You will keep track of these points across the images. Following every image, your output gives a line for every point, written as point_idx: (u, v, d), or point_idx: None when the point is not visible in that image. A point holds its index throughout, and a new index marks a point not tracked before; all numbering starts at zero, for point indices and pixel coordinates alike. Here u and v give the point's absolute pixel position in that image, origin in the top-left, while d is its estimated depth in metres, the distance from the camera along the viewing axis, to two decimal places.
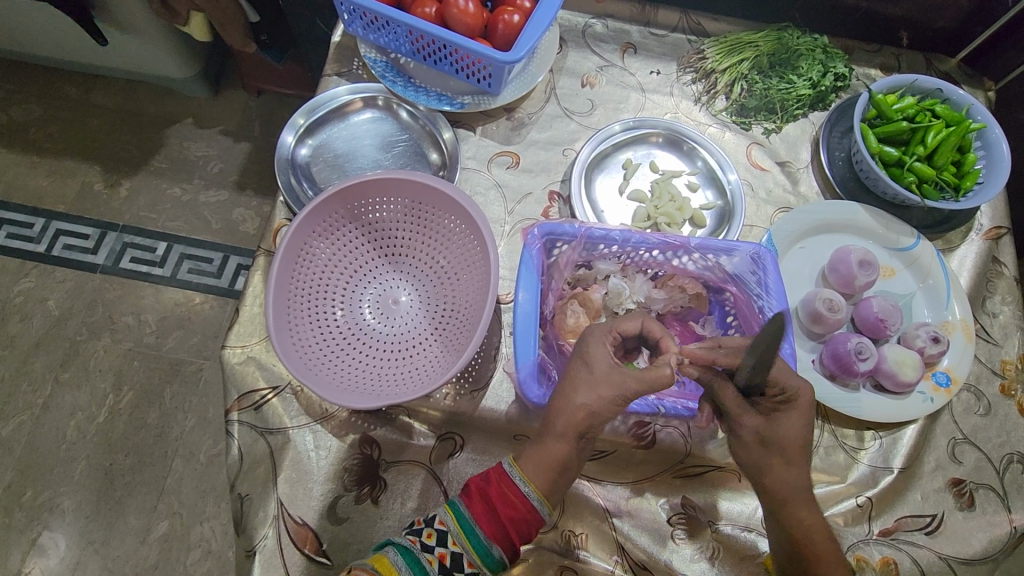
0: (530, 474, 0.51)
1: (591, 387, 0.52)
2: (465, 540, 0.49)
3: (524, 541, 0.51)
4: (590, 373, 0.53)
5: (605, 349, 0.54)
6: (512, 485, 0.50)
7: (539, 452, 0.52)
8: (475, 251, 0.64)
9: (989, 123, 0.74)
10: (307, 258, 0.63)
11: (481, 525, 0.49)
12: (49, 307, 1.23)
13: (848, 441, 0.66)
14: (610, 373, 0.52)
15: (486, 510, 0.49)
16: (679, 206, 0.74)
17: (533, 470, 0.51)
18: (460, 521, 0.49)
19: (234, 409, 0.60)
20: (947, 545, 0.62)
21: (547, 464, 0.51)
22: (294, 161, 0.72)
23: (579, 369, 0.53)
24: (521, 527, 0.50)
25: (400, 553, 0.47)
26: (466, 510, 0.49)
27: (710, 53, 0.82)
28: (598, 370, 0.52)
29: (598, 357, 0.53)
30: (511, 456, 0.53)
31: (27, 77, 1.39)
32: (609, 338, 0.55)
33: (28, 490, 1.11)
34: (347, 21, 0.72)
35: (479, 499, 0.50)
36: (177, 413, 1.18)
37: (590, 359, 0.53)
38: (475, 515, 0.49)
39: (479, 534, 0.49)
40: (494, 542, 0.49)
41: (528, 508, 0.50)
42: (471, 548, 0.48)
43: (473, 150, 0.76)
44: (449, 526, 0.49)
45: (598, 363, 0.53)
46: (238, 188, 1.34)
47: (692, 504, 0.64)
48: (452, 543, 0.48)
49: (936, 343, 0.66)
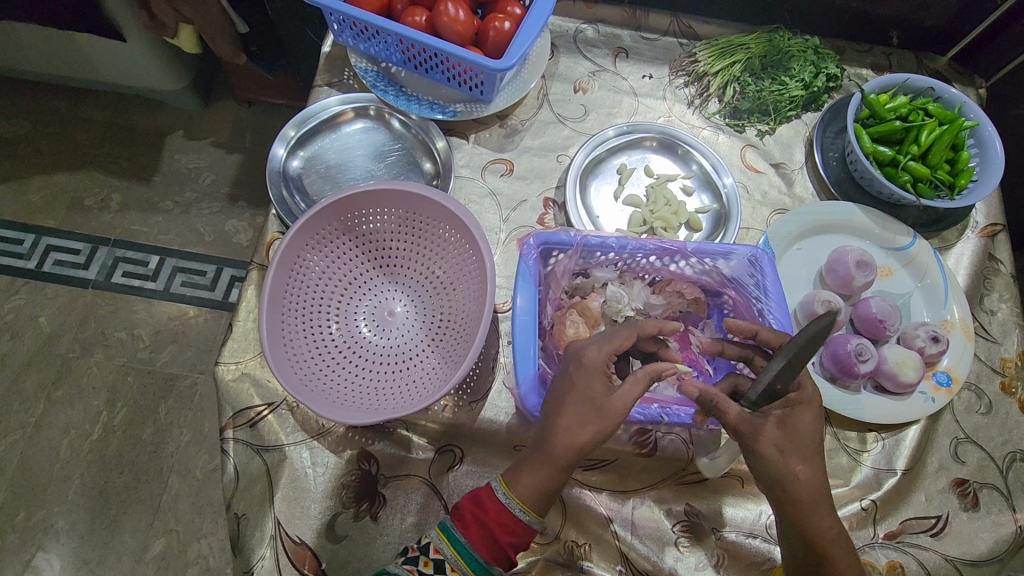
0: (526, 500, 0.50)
1: (592, 423, 0.50)
2: (463, 565, 0.48)
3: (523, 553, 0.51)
4: (594, 410, 0.50)
5: (602, 380, 0.51)
6: (510, 513, 0.49)
7: (534, 478, 0.50)
8: (470, 260, 0.63)
9: (981, 121, 0.75)
10: (300, 273, 0.62)
11: (479, 549, 0.49)
12: (40, 324, 1.21)
13: (850, 444, 0.66)
14: (613, 406, 0.50)
15: (483, 535, 0.49)
16: (674, 210, 0.74)
17: (525, 490, 0.50)
18: (456, 548, 0.49)
19: (229, 427, 0.59)
20: (953, 547, 0.62)
21: (536, 488, 0.50)
22: (287, 174, 0.71)
23: (585, 409, 0.50)
24: (519, 544, 0.50)
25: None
26: (462, 535, 0.49)
27: (702, 56, 0.82)
28: (603, 406, 0.50)
29: (599, 392, 0.51)
30: (500, 474, 0.52)
31: (14, 90, 1.38)
32: (606, 365, 0.52)
33: (21, 510, 1.10)
34: (337, 31, 0.72)
35: (473, 524, 0.50)
36: (173, 428, 1.17)
37: (594, 393, 0.51)
38: (472, 540, 0.49)
39: (478, 558, 0.48)
40: (493, 562, 0.49)
41: (526, 529, 0.50)
42: (470, 571, 0.48)
43: (466, 158, 0.76)
44: (445, 554, 0.49)
45: (596, 394, 0.51)
46: (231, 200, 1.34)
47: (695, 512, 0.63)
48: (451, 569, 0.48)
49: (936, 342, 0.66)
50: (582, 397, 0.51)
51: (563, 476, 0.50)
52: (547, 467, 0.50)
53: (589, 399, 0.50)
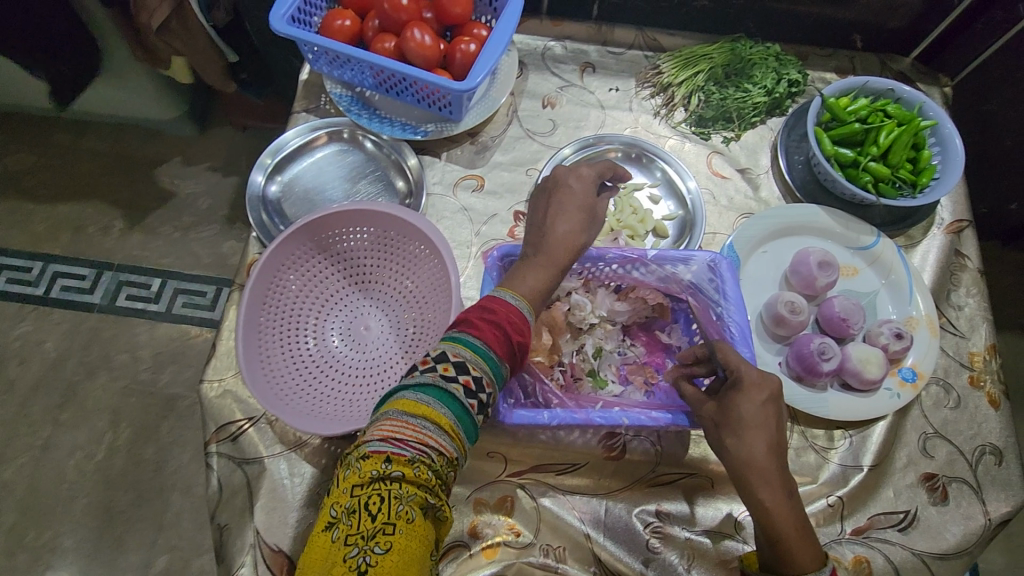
0: (523, 291, 0.54)
1: (581, 220, 0.58)
2: (482, 362, 0.46)
3: (518, 366, 0.52)
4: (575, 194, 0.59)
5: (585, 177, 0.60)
6: (518, 314, 0.51)
7: (533, 274, 0.55)
8: (439, 273, 0.66)
9: (940, 120, 0.76)
10: (277, 291, 0.65)
11: (494, 347, 0.48)
12: (48, 349, 1.26)
13: (817, 442, 0.67)
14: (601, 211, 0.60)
15: (496, 335, 0.49)
16: (640, 218, 0.76)
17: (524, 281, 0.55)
18: (473, 349, 0.47)
19: (213, 441, 0.62)
20: (921, 541, 0.63)
21: (539, 284, 0.55)
22: (266, 199, 0.74)
23: (576, 202, 0.58)
24: (521, 348, 0.51)
25: (421, 390, 0.43)
26: (479, 338, 0.48)
27: (666, 68, 0.85)
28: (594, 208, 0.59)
29: (592, 199, 0.59)
30: (497, 291, 0.53)
31: (20, 125, 1.44)
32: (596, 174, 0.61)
33: (31, 530, 1.14)
34: (311, 60, 0.75)
35: (487, 326, 0.49)
36: (175, 446, 1.20)
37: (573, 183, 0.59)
38: (490, 342, 0.48)
39: (494, 355, 0.48)
40: (504, 362, 0.49)
41: (529, 330, 0.52)
42: (489, 369, 0.47)
43: (438, 176, 0.79)
44: (464, 355, 0.46)
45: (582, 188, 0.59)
46: (228, 222, 1.38)
47: (666, 513, 0.65)
48: (472, 368, 0.45)
49: (899, 339, 0.67)
50: (577, 203, 0.58)
51: (558, 273, 0.57)
52: (549, 266, 0.56)
53: (584, 203, 0.59)
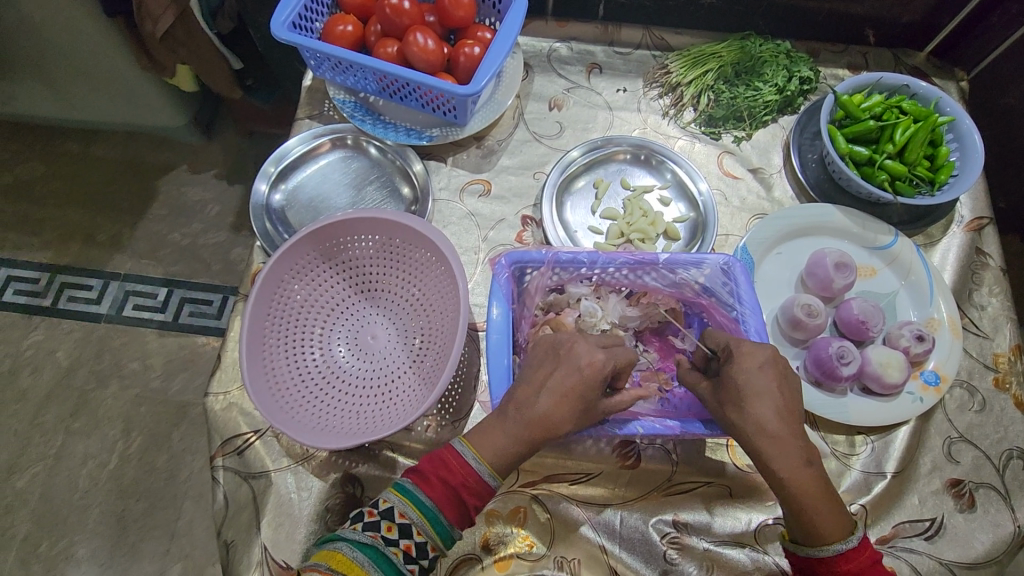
0: (484, 451, 0.50)
1: (564, 399, 0.51)
2: (430, 528, 0.47)
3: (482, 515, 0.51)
4: (576, 372, 0.51)
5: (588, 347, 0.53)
6: (478, 477, 0.49)
7: (499, 438, 0.50)
8: (446, 282, 0.64)
9: (957, 116, 0.74)
10: (281, 301, 0.64)
11: (446, 512, 0.48)
12: (58, 358, 1.26)
13: (839, 448, 0.65)
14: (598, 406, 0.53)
15: (450, 498, 0.48)
16: (651, 221, 0.75)
17: (486, 446, 0.50)
18: (425, 514, 0.47)
19: (219, 455, 0.61)
20: (949, 550, 0.61)
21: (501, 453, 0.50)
22: (270, 207, 0.74)
23: (569, 376, 0.51)
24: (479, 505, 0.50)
25: (360, 548, 0.44)
26: (429, 499, 0.48)
27: (675, 67, 0.83)
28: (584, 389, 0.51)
29: (584, 365, 0.52)
30: (462, 435, 0.51)
31: (28, 136, 1.44)
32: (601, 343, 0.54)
33: (44, 541, 1.13)
34: (314, 66, 0.74)
35: (439, 485, 0.48)
36: (186, 455, 1.20)
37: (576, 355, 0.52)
38: (441, 506, 0.48)
39: (444, 520, 0.48)
40: (456, 525, 0.48)
41: (490, 489, 0.50)
42: (435, 535, 0.47)
43: (444, 181, 0.78)
44: (411, 518, 0.47)
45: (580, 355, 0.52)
46: (235, 230, 1.37)
47: (684, 523, 0.63)
48: (417, 533, 0.47)
49: (921, 342, 0.65)
50: (569, 368, 0.52)
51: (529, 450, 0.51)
52: (515, 439, 0.50)
53: (577, 369, 0.51)
